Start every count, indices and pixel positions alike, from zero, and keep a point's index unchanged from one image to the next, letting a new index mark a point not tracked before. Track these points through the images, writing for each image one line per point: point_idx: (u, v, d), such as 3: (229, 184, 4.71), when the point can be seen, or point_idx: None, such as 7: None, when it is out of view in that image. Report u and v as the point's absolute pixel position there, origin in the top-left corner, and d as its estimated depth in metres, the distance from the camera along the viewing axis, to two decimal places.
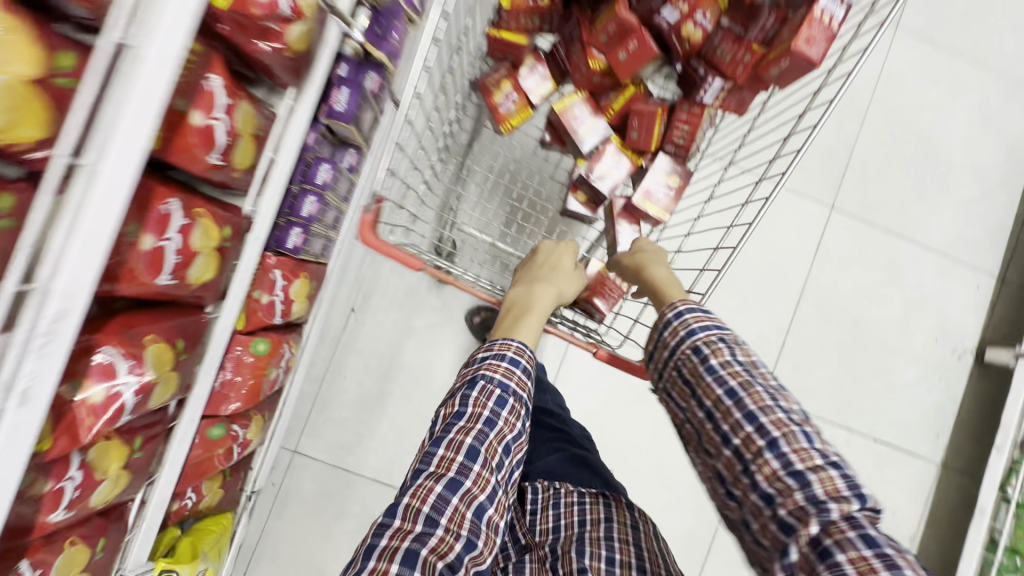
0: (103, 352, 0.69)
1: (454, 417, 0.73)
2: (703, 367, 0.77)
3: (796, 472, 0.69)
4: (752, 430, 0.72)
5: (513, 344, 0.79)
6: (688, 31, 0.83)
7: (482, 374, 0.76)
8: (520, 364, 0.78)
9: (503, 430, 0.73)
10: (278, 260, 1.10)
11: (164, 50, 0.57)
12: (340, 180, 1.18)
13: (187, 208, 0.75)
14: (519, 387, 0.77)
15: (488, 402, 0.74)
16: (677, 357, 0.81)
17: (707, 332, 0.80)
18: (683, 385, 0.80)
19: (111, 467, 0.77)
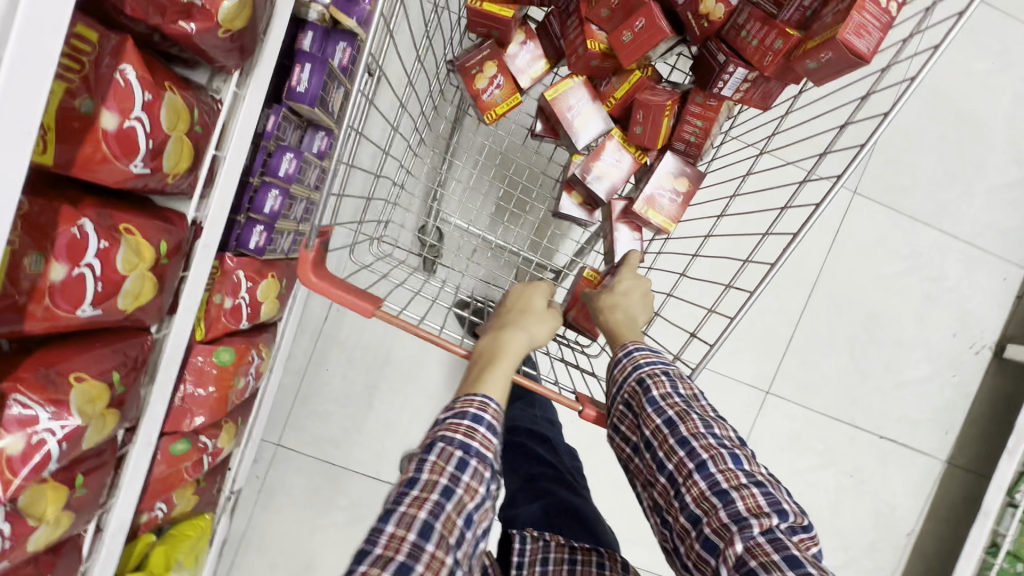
0: (16, 400, 0.62)
1: (405, 486, 0.63)
2: (638, 391, 0.69)
3: (723, 493, 0.61)
4: (685, 454, 0.64)
5: (477, 398, 0.70)
6: (708, 6, 0.70)
7: (441, 436, 0.66)
8: (484, 420, 0.68)
9: (463, 499, 0.63)
10: (239, 261, 1.00)
11: (30, 50, 0.44)
12: (308, 169, 1.05)
13: (106, 227, 0.65)
14: (484, 447, 0.67)
15: (447, 468, 0.64)
16: (615, 382, 0.72)
17: (647, 360, 0.72)
18: (619, 410, 0.71)
19: (48, 511, 0.69)
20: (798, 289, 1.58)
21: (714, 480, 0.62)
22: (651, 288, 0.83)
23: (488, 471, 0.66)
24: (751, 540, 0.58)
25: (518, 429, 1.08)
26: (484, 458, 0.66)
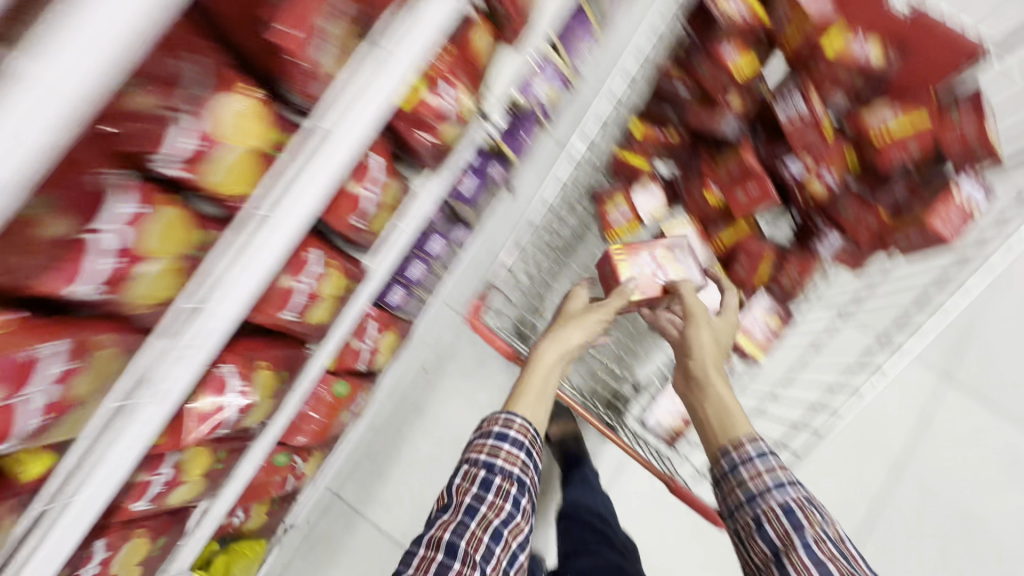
0: (224, 367, 0.80)
1: (442, 511, 0.79)
2: (789, 526, 0.69)
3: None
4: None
5: (501, 416, 0.85)
6: (813, 184, 0.87)
7: (467, 460, 0.82)
8: (511, 438, 0.82)
9: (487, 514, 0.76)
10: (377, 312, 1.21)
11: (353, 133, 0.59)
12: (449, 253, 1.29)
13: (324, 259, 0.88)
14: (509, 462, 0.80)
15: (472, 488, 0.78)
16: (758, 503, 0.73)
17: (796, 490, 0.72)
18: (761, 537, 0.71)
19: (194, 472, 0.83)
20: (879, 463, 1.51)
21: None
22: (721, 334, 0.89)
23: (512, 485, 0.79)
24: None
25: (577, 505, 1.24)
26: (508, 471, 0.80)
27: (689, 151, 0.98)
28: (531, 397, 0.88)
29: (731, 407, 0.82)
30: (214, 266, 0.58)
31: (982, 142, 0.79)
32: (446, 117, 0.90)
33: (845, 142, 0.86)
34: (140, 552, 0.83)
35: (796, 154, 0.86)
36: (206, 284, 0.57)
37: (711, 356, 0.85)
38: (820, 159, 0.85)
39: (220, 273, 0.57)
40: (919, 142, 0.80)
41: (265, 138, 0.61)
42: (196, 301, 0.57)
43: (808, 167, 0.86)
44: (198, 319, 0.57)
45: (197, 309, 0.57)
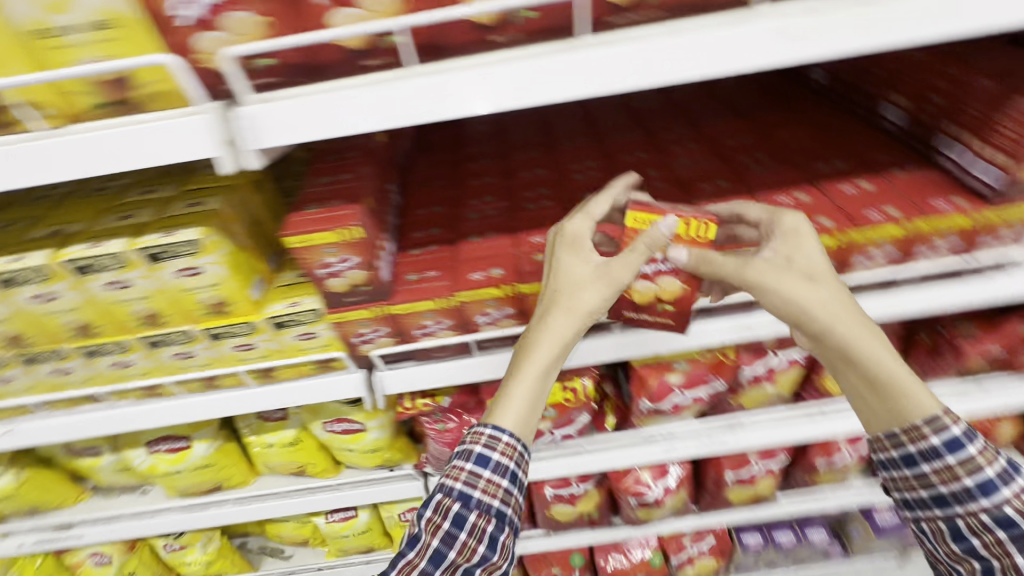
0: (673, 466, 0.99)
1: (405, 546, 0.55)
2: (1005, 536, 0.49)
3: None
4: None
5: (485, 432, 0.57)
6: None
7: (439, 485, 0.57)
8: (489, 463, 0.56)
9: (456, 558, 0.54)
10: (724, 533, 1.24)
11: None
12: (815, 552, 1.28)
13: (782, 466, 1.01)
14: (487, 496, 0.56)
15: (444, 523, 0.55)
16: (960, 502, 0.52)
17: (1012, 487, 0.50)
18: (964, 546, 0.52)
19: (581, 507, 1.04)
20: None
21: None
22: (793, 234, 0.54)
23: (487, 523, 0.55)
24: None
25: None
26: (487, 506, 0.56)
27: None
28: (513, 405, 0.56)
29: (884, 368, 0.53)
30: (764, 408, 0.84)
31: None
32: None
33: None
34: None
35: None
36: (755, 414, 0.84)
37: (827, 318, 0.53)
38: None
39: (763, 412, 0.84)
40: None
41: None
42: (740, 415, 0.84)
43: None
44: (734, 427, 0.83)
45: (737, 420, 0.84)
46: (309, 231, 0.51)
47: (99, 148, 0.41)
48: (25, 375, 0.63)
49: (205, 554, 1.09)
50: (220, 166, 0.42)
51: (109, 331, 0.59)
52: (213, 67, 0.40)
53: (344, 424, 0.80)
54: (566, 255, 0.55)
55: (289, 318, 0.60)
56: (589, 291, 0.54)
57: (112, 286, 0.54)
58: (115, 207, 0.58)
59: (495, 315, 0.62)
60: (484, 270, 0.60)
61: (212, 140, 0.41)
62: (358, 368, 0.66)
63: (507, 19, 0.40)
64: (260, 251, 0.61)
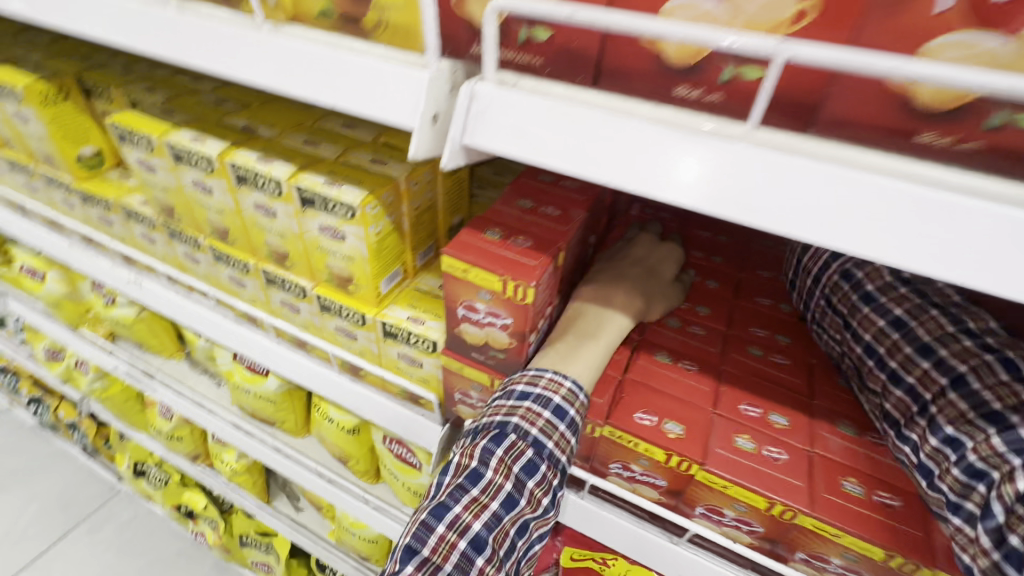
0: None
1: (466, 480, 0.38)
2: (852, 292, 0.44)
3: (1002, 413, 0.33)
4: (930, 366, 0.37)
5: (565, 386, 0.40)
6: None
7: (512, 422, 0.39)
8: (568, 417, 0.40)
9: (522, 508, 0.38)
10: None
11: None
12: None
13: None
14: (564, 451, 0.40)
15: (515, 466, 0.38)
16: (820, 292, 0.47)
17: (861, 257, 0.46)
18: (823, 336, 0.47)
19: None
20: None
21: (983, 397, 0.34)
22: None
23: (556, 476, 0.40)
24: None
25: None
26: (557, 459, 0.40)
27: None
28: (587, 359, 0.42)
29: None
30: None
31: None
32: None
33: None
34: None
35: None
36: None
37: None
38: None
39: None
40: None
41: None
42: None
43: None
44: None
45: None
46: (473, 263, 0.37)
47: (297, 63, 0.32)
48: (164, 244, 0.62)
49: (236, 462, 1.09)
50: (413, 149, 0.30)
51: (241, 247, 0.54)
52: (473, 21, 0.29)
53: (402, 449, 0.68)
54: (666, 257, 0.52)
55: (403, 334, 0.48)
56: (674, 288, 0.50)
57: (261, 209, 0.48)
58: (309, 127, 0.52)
59: (638, 475, 0.43)
60: (655, 415, 0.41)
61: (418, 109, 0.29)
62: (442, 422, 0.52)
63: (989, 117, 0.21)
64: (416, 242, 0.51)
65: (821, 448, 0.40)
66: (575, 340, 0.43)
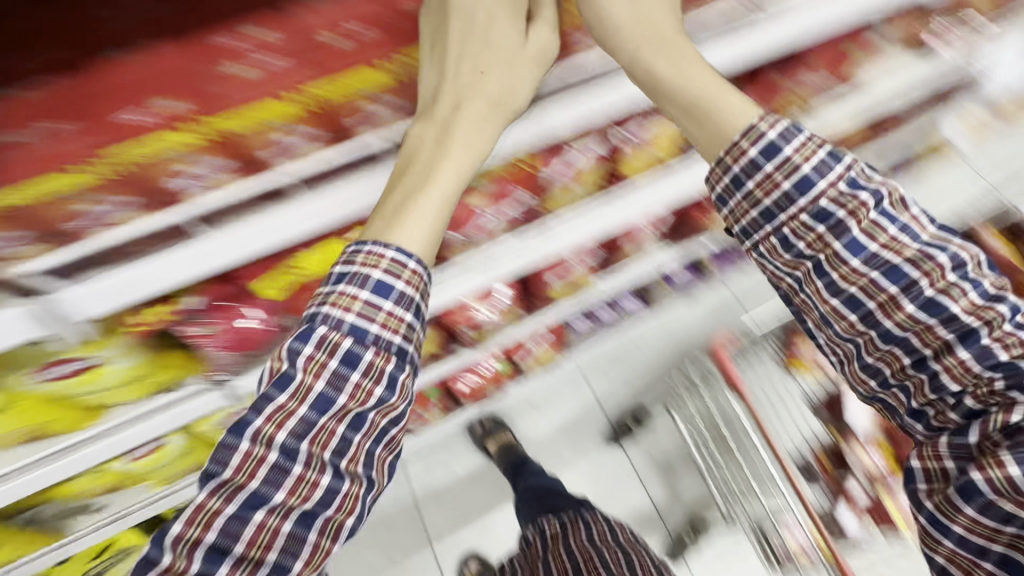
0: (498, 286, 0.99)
1: (273, 391, 0.50)
2: (831, 233, 0.50)
3: (1002, 361, 0.48)
4: (937, 320, 0.49)
5: (384, 253, 0.54)
6: None
7: (321, 317, 0.52)
8: (393, 293, 0.54)
9: (346, 403, 0.52)
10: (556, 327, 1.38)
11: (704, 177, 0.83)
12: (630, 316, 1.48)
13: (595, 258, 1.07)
14: (386, 331, 0.53)
15: (329, 360, 0.52)
16: (781, 233, 0.52)
17: (827, 177, 0.50)
18: (781, 277, 0.55)
19: None
20: None
21: (988, 350, 0.48)
22: None
23: (385, 362, 0.54)
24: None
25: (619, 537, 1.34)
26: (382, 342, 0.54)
27: None
28: (415, 221, 0.56)
29: None
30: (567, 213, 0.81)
31: None
32: None
33: None
34: None
35: None
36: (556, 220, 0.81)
37: None
38: None
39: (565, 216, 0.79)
40: None
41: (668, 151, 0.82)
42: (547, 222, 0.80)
43: None
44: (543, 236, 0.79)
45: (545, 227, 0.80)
46: None
47: None
48: None
49: None
50: None
51: None
52: None
53: (67, 366, 0.61)
54: (500, 29, 0.60)
55: None
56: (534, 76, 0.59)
57: None
58: None
59: (203, 173, 0.49)
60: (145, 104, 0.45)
61: None
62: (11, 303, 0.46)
63: None
64: None
65: (303, 33, 0.48)
66: (397, 202, 0.55)
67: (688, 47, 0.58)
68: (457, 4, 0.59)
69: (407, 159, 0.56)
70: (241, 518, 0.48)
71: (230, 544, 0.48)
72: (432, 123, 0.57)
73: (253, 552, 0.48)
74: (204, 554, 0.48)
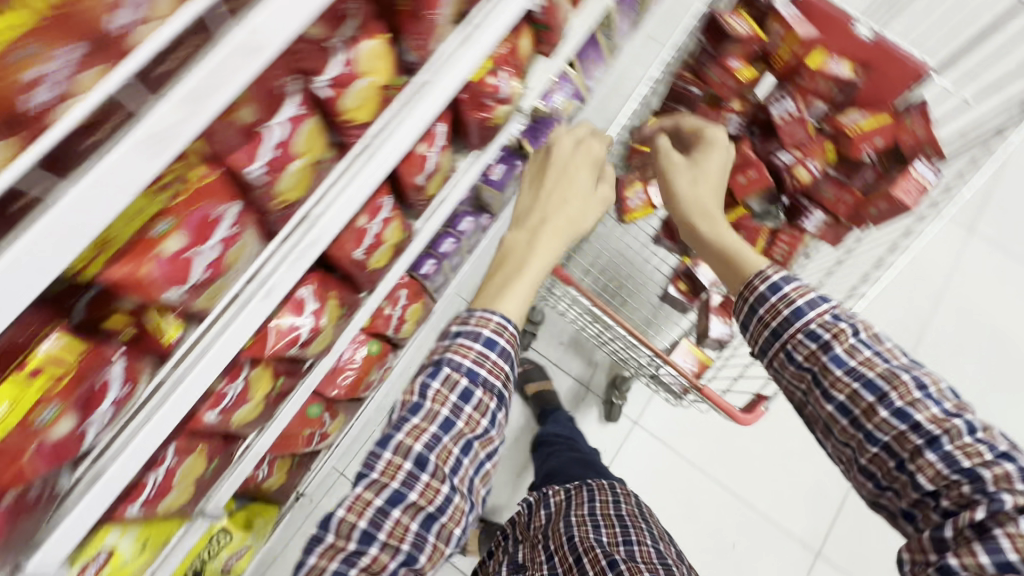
0: (303, 291, 0.88)
1: (409, 414, 0.82)
2: (822, 350, 0.66)
3: (973, 469, 0.57)
4: (908, 428, 0.60)
5: (490, 321, 0.86)
6: (800, 172, 1.05)
7: (449, 362, 0.83)
8: (496, 347, 0.85)
9: (463, 428, 0.83)
10: (408, 280, 1.32)
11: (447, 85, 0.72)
12: (474, 233, 1.45)
13: (393, 208, 0.98)
14: (492, 376, 0.84)
15: (451, 397, 0.82)
16: (781, 346, 0.70)
17: (816, 309, 0.68)
18: (788, 384, 0.71)
19: (258, 393, 0.90)
20: None
21: (954, 456, 0.58)
22: None
23: (490, 401, 0.84)
24: (998, 512, 0.54)
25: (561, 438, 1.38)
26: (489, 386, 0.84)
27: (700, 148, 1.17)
28: (512, 296, 0.91)
29: None
30: (322, 188, 0.68)
31: (931, 142, 0.97)
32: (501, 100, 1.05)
33: (824, 139, 1.05)
34: (196, 471, 0.88)
35: (786, 147, 1.05)
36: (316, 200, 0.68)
37: None
38: (805, 151, 1.04)
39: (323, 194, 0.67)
40: (883, 137, 0.98)
41: (385, 75, 0.70)
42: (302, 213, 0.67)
43: (796, 158, 1.05)
44: (307, 228, 0.65)
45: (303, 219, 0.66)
46: None
47: None
48: None
49: None
50: None
51: None
52: None
53: None
54: (582, 177, 1.05)
55: None
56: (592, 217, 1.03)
57: None
58: None
59: None
60: None
61: None
62: None
63: None
64: None
65: None
66: (503, 276, 0.93)
67: (710, 198, 0.86)
68: (560, 157, 1.06)
69: (509, 246, 0.99)
70: (386, 509, 0.78)
71: (375, 530, 0.78)
72: (527, 229, 1.00)
73: (392, 540, 0.78)
74: (358, 533, 0.78)
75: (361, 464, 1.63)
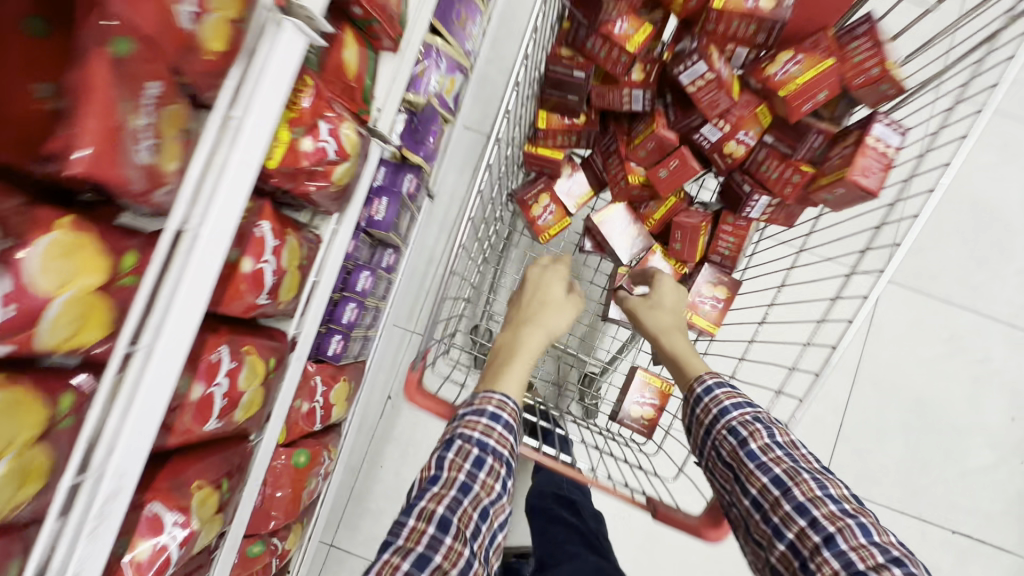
0: (151, 506, 0.69)
1: (429, 484, 0.81)
2: (740, 446, 0.77)
3: (866, 571, 0.64)
4: (808, 524, 0.69)
5: (494, 397, 0.91)
6: (730, 147, 0.83)
7: (459, 435, 0.85)
8: (501, 418, 0.88)
9: (479, 490, 0.82)
10: (318, 367, 1.12)
11: (219, 222, 0.59)
12: (379, 282, 1.22)
13: (235, 351, 0.76)
14: (500, 444, 0.86)
15: (465, 463, 0.83)
16: (713, 441, 0.80)
17: (739, 411, 0.79)
18: (717, 479, 0.81)
19: None
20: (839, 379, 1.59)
21: (850, 557, 0.65)
22: None
23: (502, 464, 0.85)
24: None
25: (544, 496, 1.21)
26: (500, 453, 0.86)
27: (604, 133, 0.94)
28: (514, 375, 0.96)
29: None
30: (100, 419, 0.54)
31: (890, 78, 0.73)
32: (333, 160, 0.79)
33: (754, 98, 0.81)
34: None
35: (710, 120, 0.81)
36: (96, 443, 0.54)
37: None
38: (732, 122, 0.81)
39: (112, 427, 0.55)
40: (828, 88, 0.74)
41: (101, 271, 0.50)
42: (85, 471, 0.54)
43: (724, 132, 0.82)
44: (97, 488, 0.55)
45: (85, 479, 0.54)
46: None
47: None
48: None
49: None
50: None
51: None
52: None
53: None
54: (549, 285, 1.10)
55: None
56: (568, 318, 1.08)
57: None
58: None
59: None
60: None
61: None
62: None
63: None
64: None
65: None
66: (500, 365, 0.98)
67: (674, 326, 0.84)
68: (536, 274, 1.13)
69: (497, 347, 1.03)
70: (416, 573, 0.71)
71: None
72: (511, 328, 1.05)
73: None
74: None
75: (349, 532, 1.54)
